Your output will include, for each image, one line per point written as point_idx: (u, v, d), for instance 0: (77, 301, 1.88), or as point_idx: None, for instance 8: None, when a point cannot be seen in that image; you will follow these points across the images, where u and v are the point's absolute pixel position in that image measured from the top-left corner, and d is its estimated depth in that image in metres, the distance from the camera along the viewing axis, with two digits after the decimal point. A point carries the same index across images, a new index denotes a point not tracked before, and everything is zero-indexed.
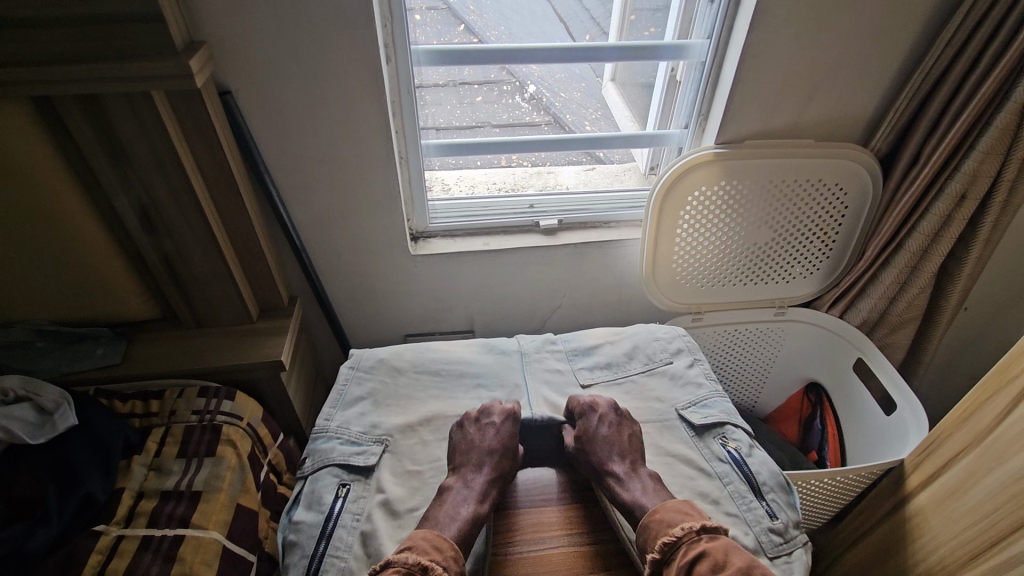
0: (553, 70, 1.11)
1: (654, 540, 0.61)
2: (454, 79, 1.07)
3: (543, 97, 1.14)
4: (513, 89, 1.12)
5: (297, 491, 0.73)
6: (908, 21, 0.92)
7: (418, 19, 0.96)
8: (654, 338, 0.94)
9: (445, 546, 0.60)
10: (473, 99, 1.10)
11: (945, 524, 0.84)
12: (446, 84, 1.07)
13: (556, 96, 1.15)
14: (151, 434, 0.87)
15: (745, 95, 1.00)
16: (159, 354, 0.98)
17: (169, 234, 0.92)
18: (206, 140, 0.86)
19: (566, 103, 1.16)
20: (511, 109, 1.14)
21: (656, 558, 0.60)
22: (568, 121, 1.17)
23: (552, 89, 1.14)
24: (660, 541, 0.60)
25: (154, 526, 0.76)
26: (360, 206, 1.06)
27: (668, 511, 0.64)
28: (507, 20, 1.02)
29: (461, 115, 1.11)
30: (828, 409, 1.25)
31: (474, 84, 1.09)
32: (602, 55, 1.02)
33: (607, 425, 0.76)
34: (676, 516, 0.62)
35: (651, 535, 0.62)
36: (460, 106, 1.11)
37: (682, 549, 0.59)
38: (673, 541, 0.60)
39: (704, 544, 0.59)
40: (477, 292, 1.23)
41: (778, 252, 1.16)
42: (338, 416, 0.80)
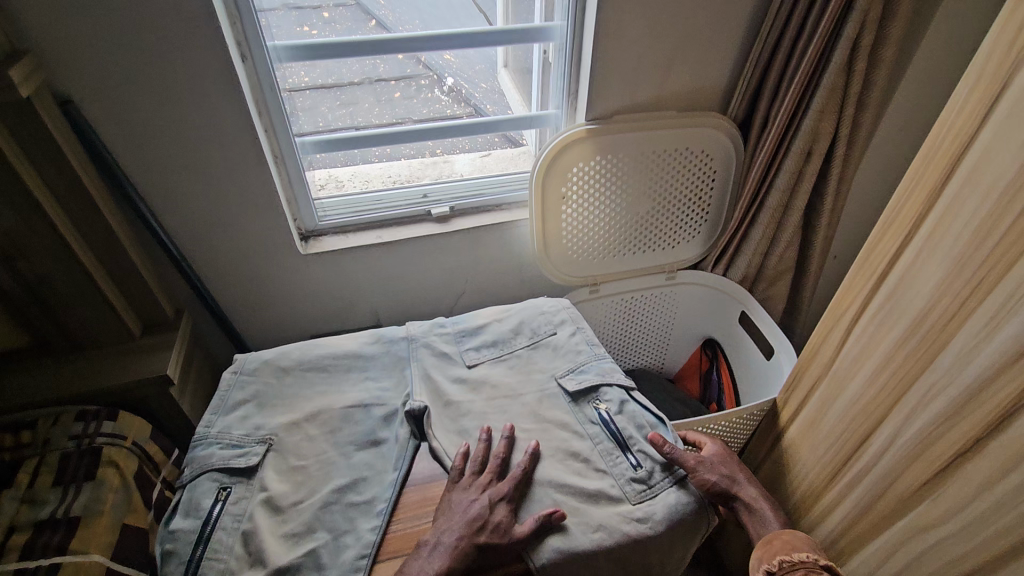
0: (472, 62, 1.19)
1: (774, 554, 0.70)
2: (368, 77, 1.11)
3: (461, 88, 1.21)
4: (431, 83, 1.18)
5: (175, 501, 0.72)
6: None
7: (326, 16, 1.01)
8: (540, 312, 0.98)
9: None
10: (392, 96, 1.15)
11: (811, 450, 0.92)
12: (332, 86, 1.09)
13: (475, 87, 1.22)
14: (23, 466, 0.83)
15: (607, 72, 1.04)
16: (31, 384, 0.93)
17: (23, 256, 0.88)
18: (50, 155, 0.82)
19: (485, 94, 1.23)
20: (431, 103, 1.19)
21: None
22: (489, 111, 1.22)
23: (471, 80, 1.21)
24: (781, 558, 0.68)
25: (28, 559, 0.71)
26: (237, 210, 1.03)
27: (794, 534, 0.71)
28: (421, 14, 1.06)
29: (379, 113, 1.14)
30: (722, 362, 1.34)
31: (391, 81, 1.14)
32: (489, 41, 1.05)
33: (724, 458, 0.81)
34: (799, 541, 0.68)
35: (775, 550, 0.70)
36: (378, 104, 1.15)
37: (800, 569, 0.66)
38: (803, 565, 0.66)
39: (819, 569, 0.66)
40: (378, 286, 1.23)
41: (660, 220, 1.22)
42: (218, 422, 0.79)
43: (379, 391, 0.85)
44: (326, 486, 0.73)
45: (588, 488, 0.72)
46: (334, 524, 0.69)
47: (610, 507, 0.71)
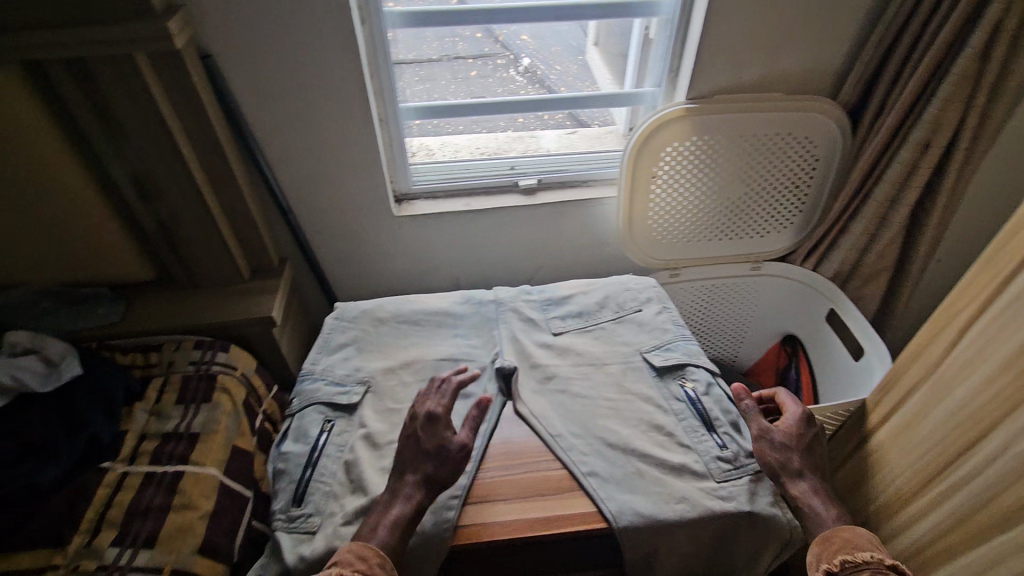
0: (549, 44, 1.18)
1: (834, 554, 0.63)
2: (447, 54, 1.14)
3: (537, 69, 1.20)
4: (507, 63, 1.18)
5: (285, 427, 0.78)
6: None
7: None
8: (626, 288, 0.98)
9: (371, 555, 0.59)
10: (469, 74, 1.17)
11: (903, 454, 0.89)
12: (433, 59, 1.14)
13: (551, 69, 1.21)
14: (151, 384, 0.93)
15: (713, 51, 1.02)
16: (156, 313, 1.04)
17: (160, 196, 0.97)
18: (190, 105, 0.89)
19: (560, 76, 1.21)
20: (506, 82, 1.20)
21: (830, 569, 0.62)
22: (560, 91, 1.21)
23: (546, 62, 1.20)
24: (842, 559, 0.62)
25: (156, 464, 0.82)
26: (342, 168, 1.09)
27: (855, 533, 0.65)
28: None
29: (455, 89, 1.17)
30: (803, 360, 1.30)
31: (468, 59, 1.16)
32: (589, 13, 1.05)
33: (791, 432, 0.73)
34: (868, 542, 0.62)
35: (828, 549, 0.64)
36: (454, 81, 1.17)
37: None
38: (856, 561, 0.61)
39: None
40: (462, 253, 1.27)
41: (751, 207, 1.19)
42: (322, 361, 0.85)
43: (468, 348, 0.88)
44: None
45: (672, 460, 0.73)
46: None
47: (693, 482, 0.72)
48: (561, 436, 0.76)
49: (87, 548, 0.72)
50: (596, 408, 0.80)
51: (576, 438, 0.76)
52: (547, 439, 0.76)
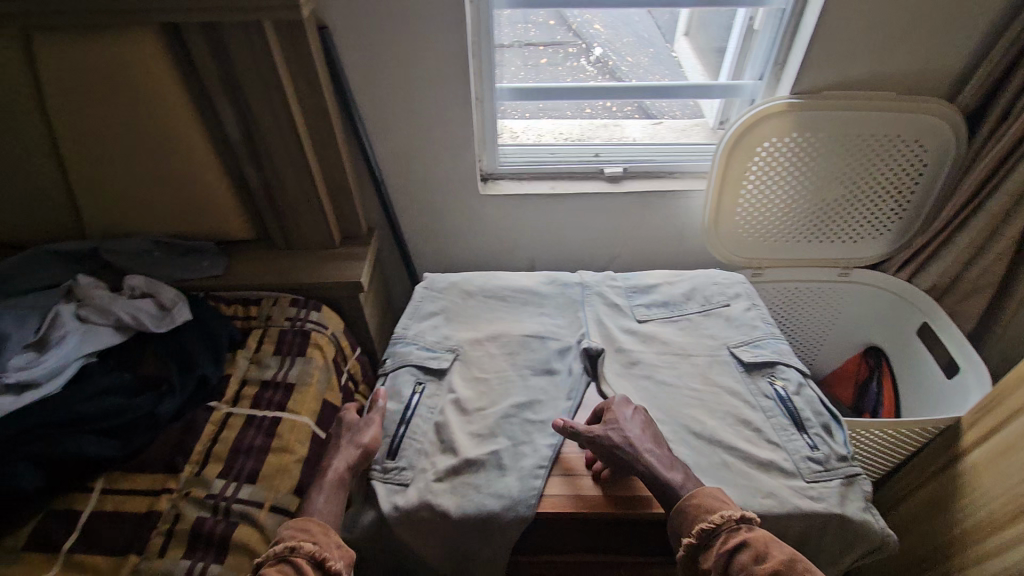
0: (621, 34, 1.16)
1: (690, 524, 0.62)
2: (519, 41, 1.13)
3: (608, 60, 1.18)
4: (578, 52, 1.17)
5: (379, 384, 0.82)
6: None
7: None
8: (713, 282, 0.97)
9: (308, 524, 0.61)
10: (538, 62, 1.16)
11: (1002, 477, 0.84)
12: (511, 45, 1.13)
13: (622, 60, 1.19)
14: (251, 334, 0.99)
15: (825, 45, 0.99)
16: (255, 270, 1.10)
17: (270, 160, 1.02)
18: (306, 74, 0.94)
19: (632, 68, 1.19)
20: (575, 72, 1.18)
21: (690, 542, 0.60)
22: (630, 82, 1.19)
23: (618, 53, 1.18)
24: (698, 528, 0.61)
25: (257, 407, 0.88)
26: (436, 144, 1.12)
27: (707, 492, 0.64)
28: None
29: (523, 76, 1.16)
30: (886, 372, 1.25)
31: (539, 46, 1.15)
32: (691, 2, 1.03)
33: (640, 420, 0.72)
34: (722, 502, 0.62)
35: (686, 519, 0.62)
36: (523, 68, 1.16)
37: (722, 536, 0.60)
38: (711, 526, 0.60)
39: (745, 533, 0.59)
40: (541, 235, 1.28)
41: (846, 210, 1.15)
42: (413, 326, 0.89)
43: (554, 327, 0.90)
44: (507, 399, 0.79)
45: (760, 455, 0.72)
46: (514, 434, 0.75)
47: (781, 479, 0.71)
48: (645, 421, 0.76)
49: (198, 477, 0.79)
50: (681, 396, 0.80)
51: (661, 424, 0.77)
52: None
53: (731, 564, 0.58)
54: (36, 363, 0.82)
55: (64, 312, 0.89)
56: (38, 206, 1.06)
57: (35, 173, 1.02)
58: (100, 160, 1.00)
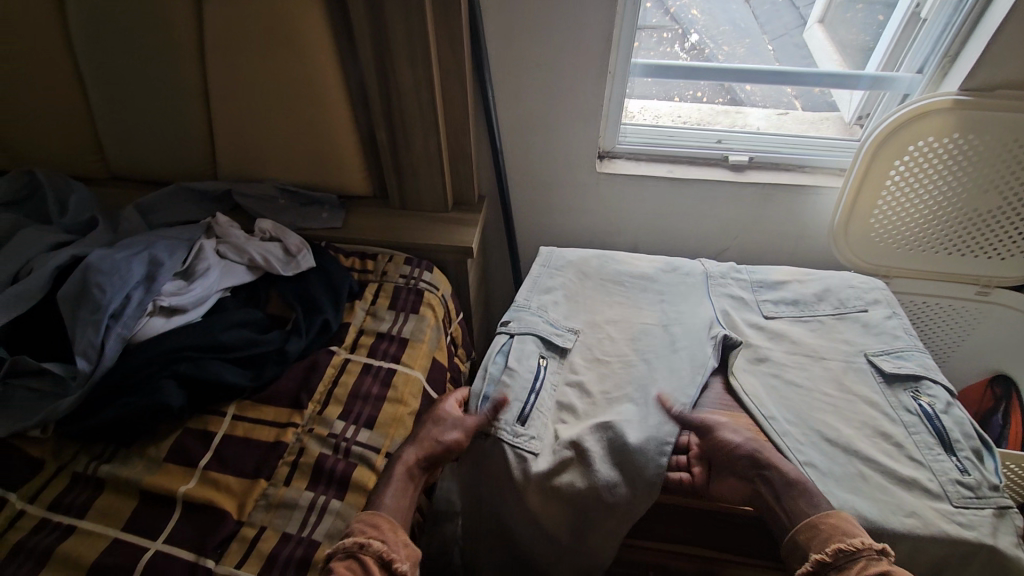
0: (718, 21, 1.09)
1: (824, 541, 0.59)
2: None
3: (704, 47, 1.12)
4: (673, 37, 1.10)
5: (501, 342, 0.81)
6: None
7: None
8: (849, 284, 0.91)
9: (380, 522, 0.64)
10: None
11: None
12: None
13: (718, 48, 1.12)
14: (368, 287, 1.02)
15: (1010, 36, 0.90)
16: (371, 225, 1.13)
17: (399, 118, 1.03)
18: (449, 34, 0.94)
19: (727, 58, 1.12)
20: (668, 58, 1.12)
21: (822, 559, 0.59)
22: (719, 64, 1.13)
23: (715, 40, 1.11)
24: (833, 546, 0.58)
25: (374, 357, 0.90)
26: (561, 117, 1.10)
27: (844, 517, 0.61)
28: None
29: None
30: (1015, 404, 1.12)
31: None
32: None
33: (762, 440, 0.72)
34: (860, 530, 0.60)
35: (818, 536, 0.60)
36: None
37: (860, 561, 0.57)
38: (851, 549, 0.58)
39: (885, 563, 0.57)
40: (650, 219, 1.24)
41: (1000, 224, 1.05)
42: (535, 299, 0.88)
43: (676, 315, 0.87)
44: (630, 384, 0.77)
45: (902, 472, 0.67)
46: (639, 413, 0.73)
47: (925, 499, 0.66)
48: (774, 420, 0.73)
49: (320, 415, 0.82)
50: (813, 400, 0.76)
51: (791, 425, 0.73)
52: (758, 416, 0.73)
53: None
54: (184, 291, 0.87)
55: (206, 246, 0.95)
56: (182, 147, 1.13)
57: (185, 116, 1.09)
58: (245, 109, 1.05)
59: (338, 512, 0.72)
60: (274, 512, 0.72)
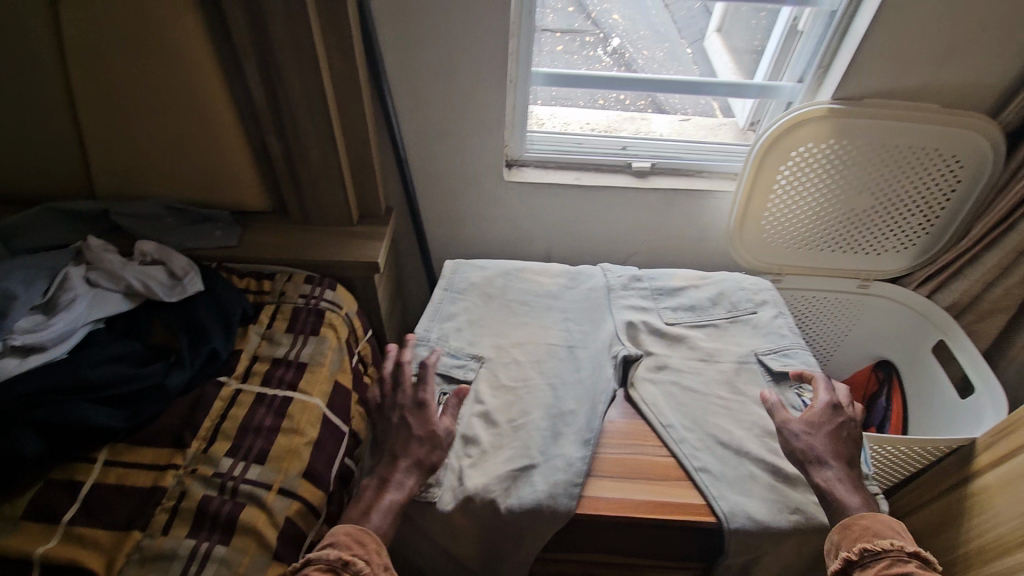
0: (638, 27, 1.13)
1: (853, 541, 0.61)
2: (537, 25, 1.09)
3: (626, 51, 1.16)
4: (596, 41, 1.14)
5: (395, 386, 0.78)
6: None
7: None
8: (740, 287, 0.95)
9: (369, 541, 0.60)
10: (555, 49, 1.13)
11: (1011, 503, 0.84)
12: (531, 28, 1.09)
13: (639, 52, 1.16)
14: (264, 309, 0.96)
15: (873, 51, 0.96)
16: (268, 241, 1.07)
17: (292, 129, 0.98)
18: (339, 43, 0.90)
19: (648, 62, 1.17)
20: (592, 61, 1.15)
21: (849, 557, 0.60)
22: (638, 66, 1.16)
23: (636, 44, 1.16)
24: (861, 547, 0.60)
25: (268, 385, 0.85)
26: (465, 127, 1.09)
27: (880, 521, 0.62)
28: None
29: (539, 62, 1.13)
30: (896, 388, 1.24)
31: (557, 32, 1.11)
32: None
33: (845, 429, 0.69)
34: (895, 533, 0.60)
35: (849, 536, 0.61)
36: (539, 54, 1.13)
37: (884, 562, 0.58)
38: (878, 551, 0.59)
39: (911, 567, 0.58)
40: (562, 226, 1.26)
41: (875, 222, 1.13)
42: (435, 329, 0.85)
43: (580, 334, 0.87)
44: (537, 409, 0.76)
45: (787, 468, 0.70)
46: (542, 442, 0.72)
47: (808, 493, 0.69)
48: (671, 427, 0.75)
49: (205, 453, 0.77)
50: (708, 404, 0.78)
51: (687, 431, 0.75)
52: (657, 425, 0.75)
53: None
54: (43, 326, 0.79)
55: (72, 273, 0.87)
56: (49, 162, 1.03)
57: (50, 129, 0.99)
58: (119, 124, 0.97)
59: (222, 558, 0.68)
60: (149, 566, 0.67)
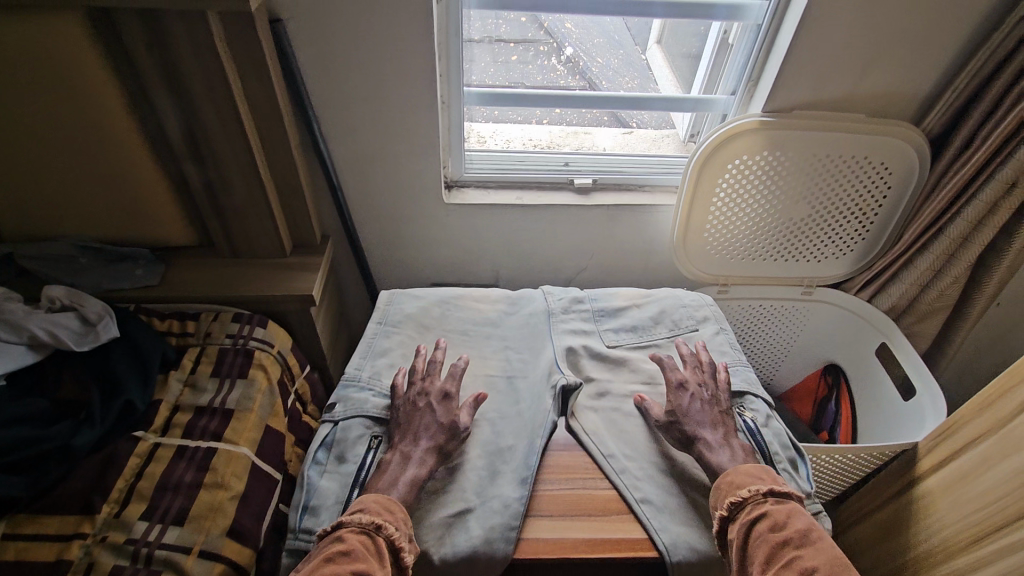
0: (592, 34, 1.11)
1: (721, 498, 0.64)
2: (489, 35, 1.05)
3: (580, 60, 1.12)
4: (550, 50, 1.10)
5: (324, 432, 0.73)
6: (973, 6, 0.91)
7: None
8: (682, 305, 0.95)
9: (397, 509, 0.61)
10: (509, 58, 1.09)
11: (952, 506, 0.85)
12: (480, 41, 1.05)
13: (593, 61, 1.13)
14: (187, 353, 0.91)
15: (798, 65, 0.97)
16: (193, 279, 1.01)
17: (212, 160, 0.93)
18: (255, 71, 0.86)
19: (603, 70, 1.14)
20: (547, 71, 1.12)
21: (722, 515, 0.62)
22: (600, 84, 1.14)
23: (590, 53, 1.12)
24: (727, 501, 0.63)
25: (189, 437, 0.80)
26: (399, 151, 1.05)
27: (740, 471, 0.66)
28: None
29: (495, 74, 1.10)
30: (844, 392, 1.26)
31: (511, 42, 1.07)
32: (667, 11, 0.99)
33: (702, 397, 0.76)
34: (751, 477, 0.64)
35: (719, 495, 0.64)
36: (494, 64, 1.09)
37: (748, 509, 0.62)
38: (740, 500, 0.62)
39: (769, 505, 0.61)
40: (508, 246, 1.23)
41: (813, 229, 1.14)
42: (367, 367, 0.80)
43: (519, 363, 0.85)
44: (475, 448, 0.73)
45: None
46: (479, 485, 0.69)
47: None
48: (613, 457, 0.73)
49: (117, 518, 0.71)
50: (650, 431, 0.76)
51: (629, 461, 0.73)
52: (598, 456, 0.73)
53: (754, 536, 0.59)
54: None
55: None
56: None
57: None
58: (18, 163, 0.90)
59: None
60: None
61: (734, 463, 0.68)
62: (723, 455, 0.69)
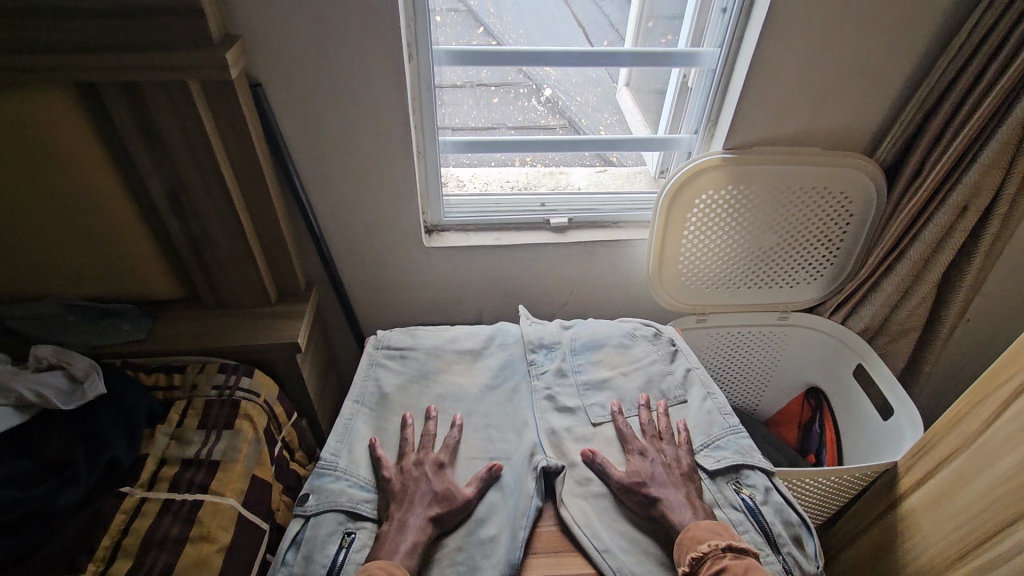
0: (569, 75, 1.17)
1: (684, 555, 0.72)
2: (470, 81, 1.11)
3: (558, 100, 1.19)
4: (529, 92, 1.17)
5: (295, 529, 0.78)
6: (910, 45, 0.97)
7: (438, 20, 1.02)
8: (669, 372, 1.03)
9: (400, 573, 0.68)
10: (491, 101, 1.15)
11: (935, 525, 0.87)
12: (463, 86, 1.12)
13: (572, 100, 1.20)
14: (174, 406, 0.92)
15: (754, 103, 1.03)
16: (179, 331, 1.03)
17: (196, 217, 0.97)
18: (238, 132, 0.90)
19: (581, 108, 1.20)
20: (527, 111, 1.18)
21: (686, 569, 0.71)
22: (582, 125, 1.21)
23: (568, 92, 1.19)
24: (690, 556, 0.71)
25: (176, 491, 0.81)
26: (380, 200, 1.10)
27: (700, 528, 0.74)
28: (526, 22, 1.07)
29: (476, 115, 1.15)
30: (827, 413, 1.28)
31: (491, 86, 1.14)
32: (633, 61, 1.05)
33: (663, 463, 0.85)
34: (711, 534, 0.73)
35: (684, 551, 0.73)
36: (477, 107, 1.15)
37: (708, 563, 0.70)
38: (700, 555, 0.71)
39: (727, 560, 0.70)
40: (489, 285, 1.27)
41: (782, 258, 1.19)
42: (344, 454, 0.87)
43: (499, 445, 0.91)
44: (455, 539, 0.78)
45: None
46: None
47: None
48: (608, 551, 0.77)
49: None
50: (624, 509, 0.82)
51: (625, 555, 0.77)
52: (593, 552, 0.77)
53: None
54: None
55: None
56: None
57: None
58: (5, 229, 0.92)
59: None
60: None
61: (695, 521, 0.77)
62: (686, 516, 0.78)
